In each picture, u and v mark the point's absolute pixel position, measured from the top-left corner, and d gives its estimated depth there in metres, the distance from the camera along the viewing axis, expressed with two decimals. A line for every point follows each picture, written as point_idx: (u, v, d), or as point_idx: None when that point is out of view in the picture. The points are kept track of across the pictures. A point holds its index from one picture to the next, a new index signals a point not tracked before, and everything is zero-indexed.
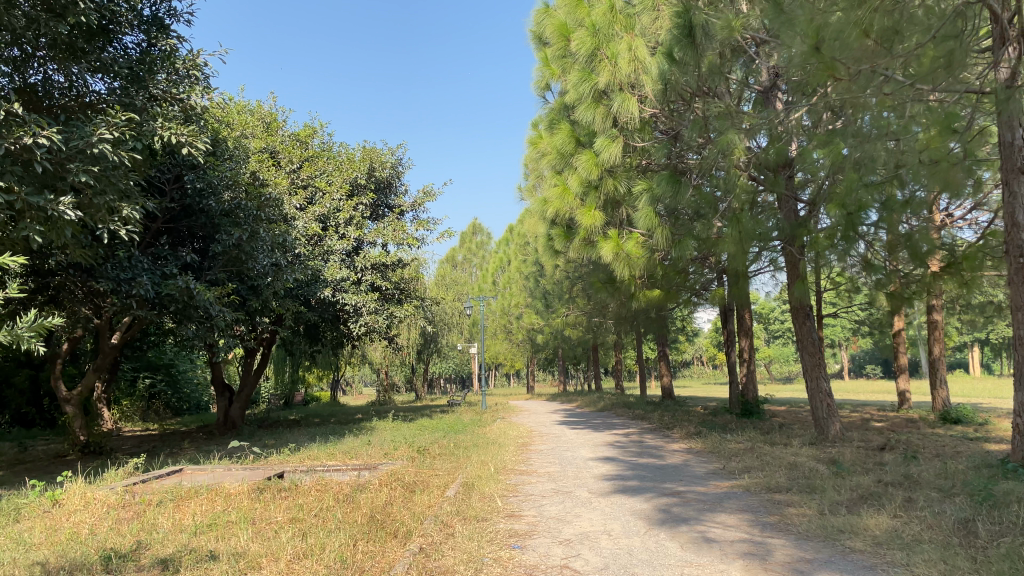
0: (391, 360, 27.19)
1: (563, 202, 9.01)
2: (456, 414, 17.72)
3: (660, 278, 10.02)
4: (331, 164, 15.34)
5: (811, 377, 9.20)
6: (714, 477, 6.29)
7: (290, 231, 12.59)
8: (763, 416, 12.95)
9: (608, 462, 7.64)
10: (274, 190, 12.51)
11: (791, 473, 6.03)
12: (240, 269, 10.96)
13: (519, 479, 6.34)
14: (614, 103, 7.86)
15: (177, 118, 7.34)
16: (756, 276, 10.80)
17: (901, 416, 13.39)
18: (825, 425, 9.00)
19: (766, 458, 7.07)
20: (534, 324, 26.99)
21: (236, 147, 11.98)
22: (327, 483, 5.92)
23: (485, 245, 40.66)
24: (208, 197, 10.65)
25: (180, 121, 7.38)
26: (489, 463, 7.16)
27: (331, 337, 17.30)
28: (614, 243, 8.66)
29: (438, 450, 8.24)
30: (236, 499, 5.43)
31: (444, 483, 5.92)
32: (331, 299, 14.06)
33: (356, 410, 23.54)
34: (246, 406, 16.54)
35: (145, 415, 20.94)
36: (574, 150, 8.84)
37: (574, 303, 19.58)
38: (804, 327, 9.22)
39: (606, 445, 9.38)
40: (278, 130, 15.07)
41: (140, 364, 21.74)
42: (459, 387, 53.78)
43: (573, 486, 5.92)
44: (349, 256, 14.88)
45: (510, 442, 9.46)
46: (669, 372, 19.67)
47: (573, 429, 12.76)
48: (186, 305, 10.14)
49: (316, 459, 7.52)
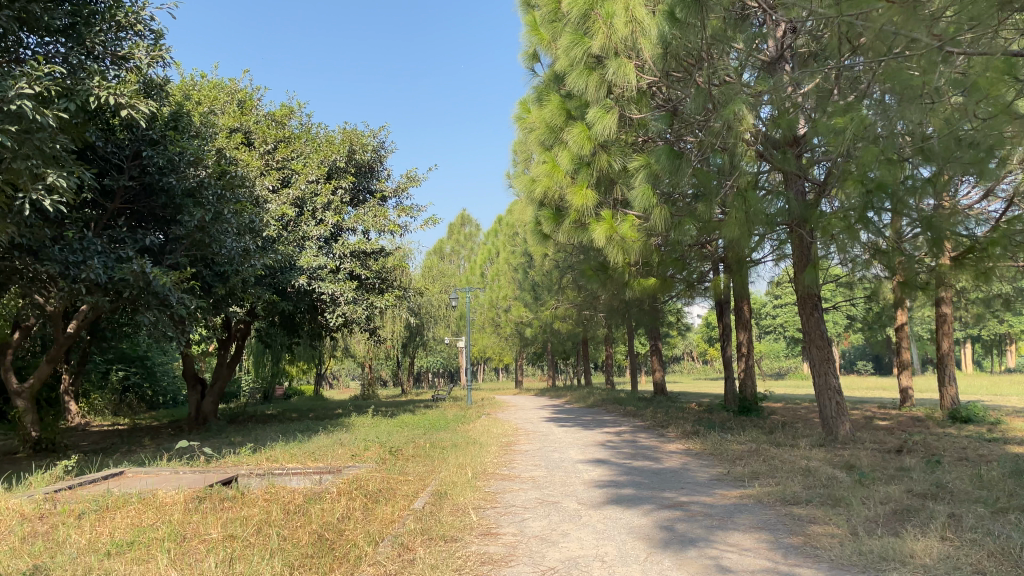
0: (375, 353, 26.42)
1: (552, 180, 8.30)
2: (441, 409, 17.06)
3: (656, 265, 9.30)
4: (308, 146, 14.58)
5: (818, 372, 8.52)
6: (720, 485, 5.56)
7: (262, 215, 11.81)
8: (762, 414, 12.29)
9: (599, 465, 6.92)
10: (245, 170, 11.72)
11: (807, 481, 5.32)
12: (205, 253, 10.19)
13: (500, 486, 5.62)
14: (609, 70, 7.16)
15: (113, 81, 6.71)
16: (757, 265, 10.11)
17: (905, 414, 12.75)
18: (834, 425, 8.32)
19: (776, 462, 6.36)
20: (523, 317, 26.27)
21: (203, 124, 11.16)
22: (278, 491, 5.17)
23: (474, 236, 39.91)
24: (168, 175, 9.82)
25: (120, 82, 6.71)
26: (466, 466, 6.42)
27: (309, 329, 16.52)
28: (607, 225, 7.94)
29: (412, 450, 7.50)
30: (169, 510, 4.68)
31: (413, 492, 5.17)
32: (307, 288, 13.32)
33: (338, 404, 22.83)
34: (219, 400, 15.75)
35: (118, 409, 20.16)
36: (564, 124, 8.11)
37: (564, 295, 18.83)
38: (812, 319, 8.56)
39: (597, 445, 8.66)
40: (252, 109, 14.28)
41: (114, 356, 20.99)
42: (447, 381, 53.05)
43: (561, 496, 5.18)
44: (326, 243, 14.12)
45: (493, 442, 8.73)
46: (661, 366, 18.97)
47: (562, 427, 12.03)
48: (143, 292, 9.38)
49: (274, 461, 6.75)
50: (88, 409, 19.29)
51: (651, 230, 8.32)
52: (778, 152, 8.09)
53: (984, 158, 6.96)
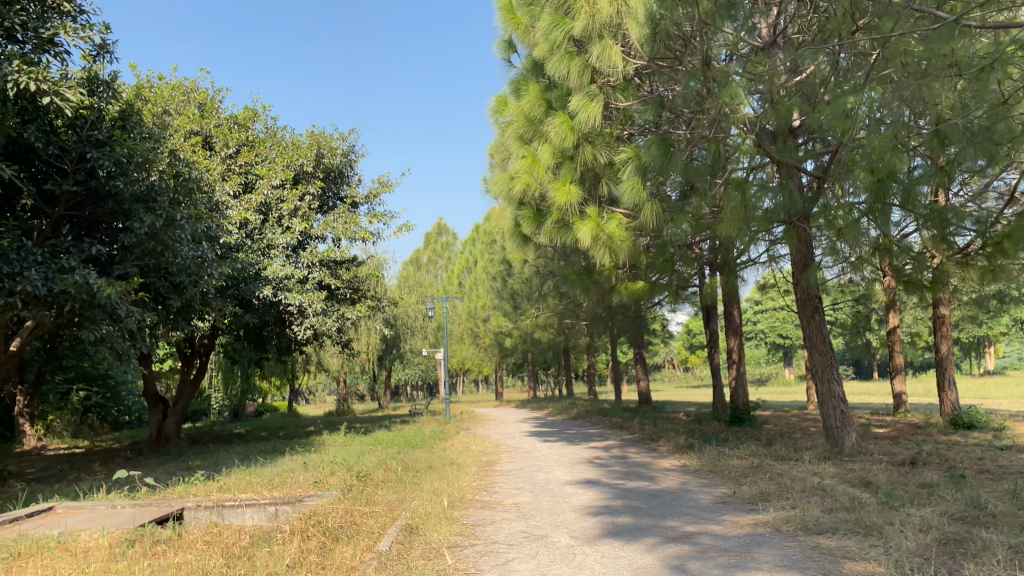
0: (350, 366, 25.60)
1: (532, 176, 7.65)
2: (418, 425, 16.32)
3: (644, 268, 8.68)
4: (273, 150, 13.87)
5: (820, 380, 7.95)
6: (728, 509, 4.91)
7: (220, 223, 11.08)
8: (754, 423, 11.72)
9: (589, 486, 6.27)
10: (204, 175, 10.99)
11: (827, 504, 4.70)
12: (157, 262, 9.43)
13: (480, 517, 4.93)
14: (592, 54, 6.57)
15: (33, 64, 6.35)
16: (748, 268, 9.52)
17: (901, 421, 12.23)
18: (839, 437, 7.73)
19: (785, 481, 5.74)
20: (502, 326, 25.56)
21: (154, 126, 10.43)
22: (221, 530, 4.44)
23: (451, 246, 39.30)
24: (116, 179, 9.06)
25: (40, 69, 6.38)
26: (442, 492, 5.73)
27: (278, 343, 15.71)
28: (593, 224, 7.30)
29: (382, 474, 6.81)
30: (88, 557, 3.92)
31: (380, 528, 4.48)
32: (273, 299, 12.57)
33: (312, 421, 21.94)
34: (182, 419, 14.88)
35: (79, 430, 19.18)
36: (544, 115, 7.48)
37: (546, 304, 18.20)
38: (813, 322, 8.02)
39: (585, 462, 8.02)
40: (214, 111, 13.56)
41: (75, 375, 20.01)
42: (426, 394, 52.04)
43: (549, 528, 4.51)
44: (293, 252, 13.38)
45: (472, 461, 8.04)
46: (645, 375, 18.37)
47: (545, 442, 11.37)
48: (88, 305, 8.54)
49: (226, 492, 6.00)
50: (46, 431, 18.30)
51: (640, 229, 7.71)
52: (776, 142, 7.41)
53: (999, 143, 6.43)
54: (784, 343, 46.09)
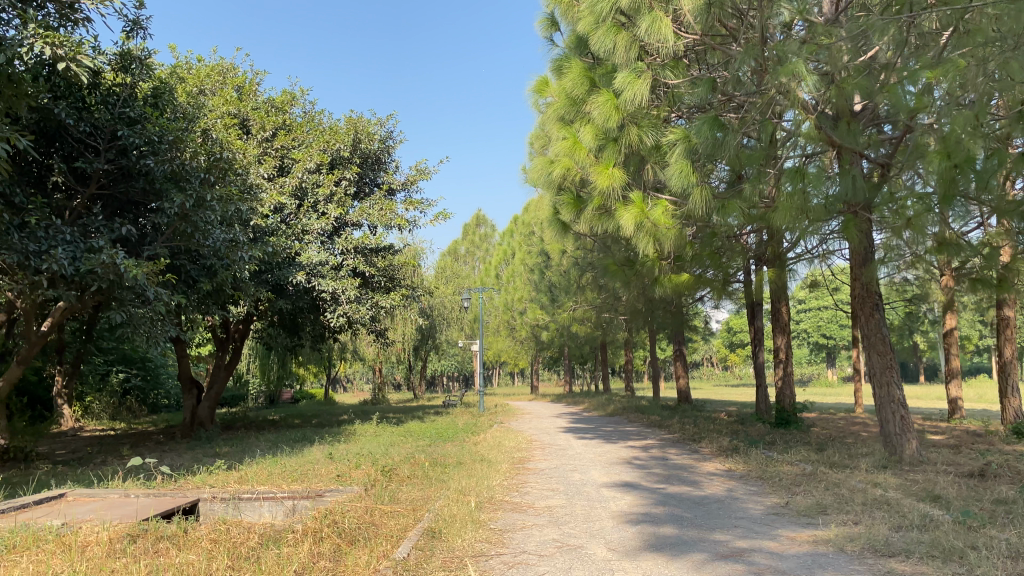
0: (385, 355, 25.46)
1: (573, 158, 7.22)
2: (451, 417, 16.04)
3: (690, 259, 8.20)
4: (311, 134, 13.64)
5: (879, 383, 7.43)
6: (782, 523, 4.46)
7: (253, 206, 10.86)
8: (801, 426, 11.16)
9: (628, 489, 5.87)
10: (237, 156, 10.77)
11: (895, 521, 4.23)
12: (187, 244, 9.22)
13: (509, 521, 4.55)
14: (641, 27, 6.12)
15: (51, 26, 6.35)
16: (799, 263, 8.97)
17: (959, 428, 11.54)
18: (898, 445, 7.19)
19: (843, 492, 5.24)
20: (538, 319, 25.15)
21: (187, 106, 10.23)
22: (230, 528, 4.13)
23: (489, 237, 39.02)
24: (146, 157, 8.85)
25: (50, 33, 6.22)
26: (470, 492, 5.38)
27: (312, 330, 15.53)
28: (636, 210, 6.87)
29: (408, 469, 6.49)
30: (85, 553, 3.64)
31: (399, 531, 4.13)
32: (306, 285, 12.36)
33: (345, 410, 21.82)
34: (215, 404, 14.78)
35: (117, 412, 19.34)
36: (587, 94, 7.05)
37: (583, 296, 17.73)
38: (872, 321, 7.47)
39: (622, 462, 7.60)
40: (251, 94, 13.39)
41: (115, 357, 20.19)
42: (462, 385, 51.89)
43: (584, 537, 4.12)
44: (328, 238, 13.15)
45: (504, 458, 7.67)
46: (685, 373, 17.83)
47: (581, 439, 10.96)
48: (116, 285, 8.36)
49: (245, 483, 5.73)
50: (84, 412, 18.45)
51: (687, 217, 7.24)
52: (839, 124, 6.83)
53: None
54: (829, 343, 44.95)
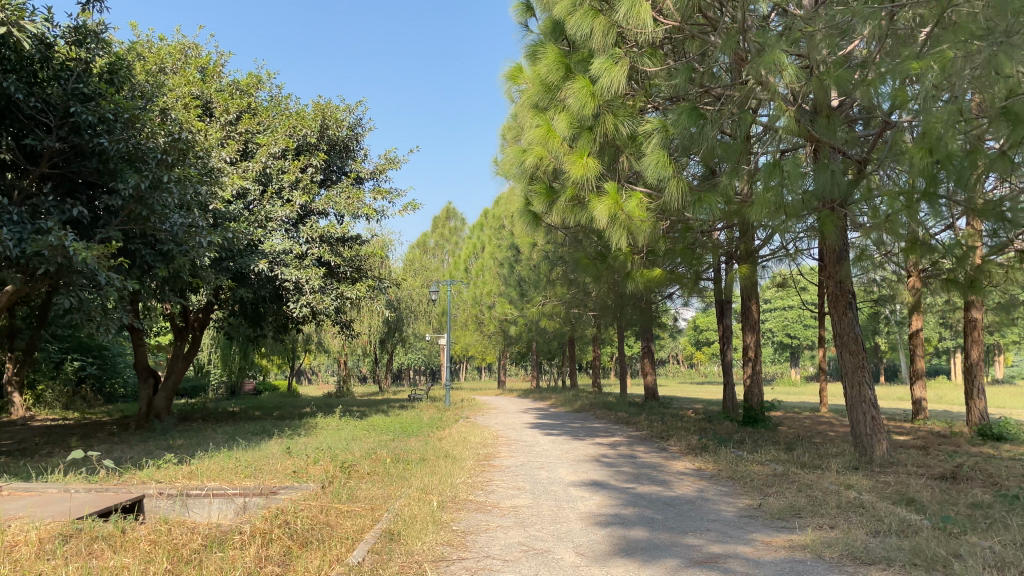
0: (351, 348, 25.07)
1: (546, 147, 7.01)
2: (416, 411, 15.76)
3: (663, 254, 8.04)
4: (277, 119, 13.25)
5: (851, 383, 7.35)
6: (756, 526, 4.30)
7: (213, 190, 10.46)
8: (769, 425, 11.10)
9: (596, 489, 5.69)
10: (198, 138, 10.39)
11: (872, 525, 4.10)
12: (142, 227, 8.81)
13: (472, 523, 4.33)
14: (619, 11, 5.91)
15: None
16: (773, 261, 8.85)
17: (924, 429, 11.58)
18: (868, 445, 7.13)
19: (817, 494, 5.10)
20: (507, 314, 24.95)
21: (145, 84, 9.82)
22: (172, 527, 3.86)
23: (459, 231, 38.70)
24: (101, 135, 8.43)
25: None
26: (432, 490, 5.14)
27: (275, 321, 15.13)
28: (610, 201, 6.67)
29: (369, 465, 6.23)
30: (9, 554, 3.34)
31: (355, 532, 3.89)
32: (268, 274, 11.99)
33: (308, 402, 21.43)
34: (172, 395, 14.32)
35: (70, 402, 18.72)
36: (562, 81, 6.84)
37: (553, 291, 17.55)
38: (845, 320, 7.40)
39: (590, 460, 7.42)
40: (215, 76, 12.95)
41: (69, 345, 19.55)
42: (428, 378, 51.50)
43: (552, 540, 3.92)
44: (293, 226, 12.78)
45: (469, 454, 7.45)
46: (653, 370, 17.76)
47: (548, 435, 10.78)
48: (65, 269, 7.94)
49: (195, 479, 5.43)
50: (35, 400, 17.85)
51: (662, 210, 7.07)
52: (818, 118, 6.69)
53: None
54: (793, 342, 45.45)
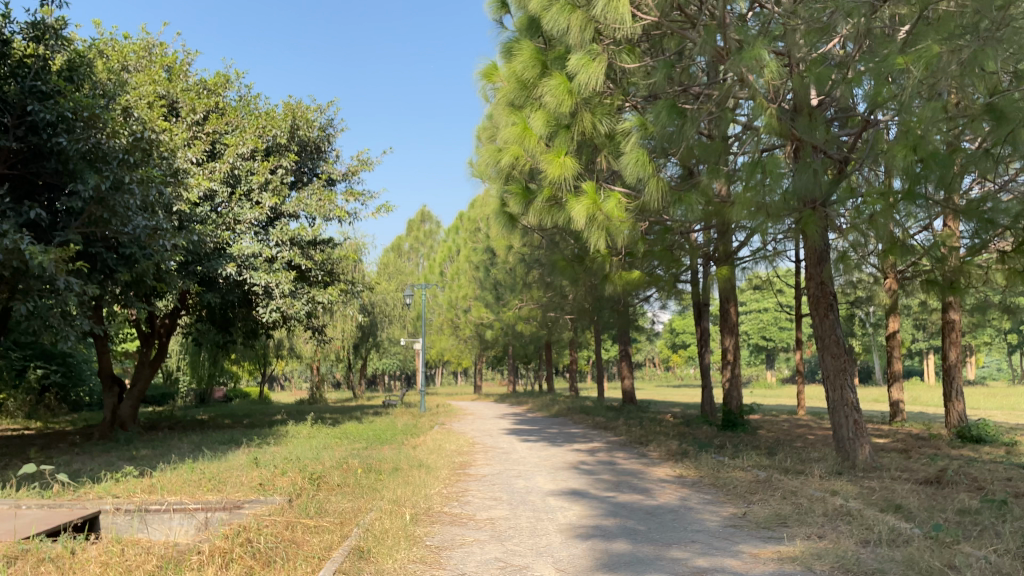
0: (324, 353, 24.67)
1: (522, 146, 6.81)
2: (391, 418, 15.49)
3: (642, 255, 7.88)
4: (245, 118, 12.92)
5: (832, 387, 7.26)
6: (742, 537, 4.13)
7: (178, 191, 10.14)
8: (748, 428, 11.01)
9: (576, 498, 5.50)
10: (162, 138, 10.08)
11: (862, 535, 3.95)
12: (104, 230, 8.47)
13: (446, 537, 4.12)
14: (596, 6, 5.75)
15: None
16: (749, 263, 8.76)
17: (903, 432, 11.54)
18: (851, 450, 7.03)
19: (803, 502, 4.96)
20: (483, 318, 24.72)
21: (106, 82, 9.49)
22: (124, 548, 3.60)
23: (434, 234, 38.42)
24: (59, 134, 8.08)
25: None
26: (405, 502, 4.92)
27: (244, 326, 14.77)
28: (589, 201, 6.49)
29: (339, 475, 5.99)
30: None
31: (323, 550, 3.66)
32: (237, 278, 11.67)
33: (279, 409, 21.02)
34: (138, 403, 13.91)
35: (34, 410, 18.16)
36: (538, 78, 6.66)
37: (529, 294, 17.38)
38: (826, 322, 7.31)
39: (569, 467, 7.24)
40: (181, 75, 12.62)
41: (33, 352, 19.00)
42: (404, 383, 51.09)
43: (530, 556, 3.72)
44: (263, 230, 12.46)
45: (444, 463, 7.23)
46: (630, 374, 17.63)
47: (525, 441, 10.59)
48: (20, 274, 7.58)
49: (154, 493, 5.15)
50: None
51: (641, 210, 6.91)
52: (799, 117, 6.57)
53: None
54: (767, 345, 45.67)
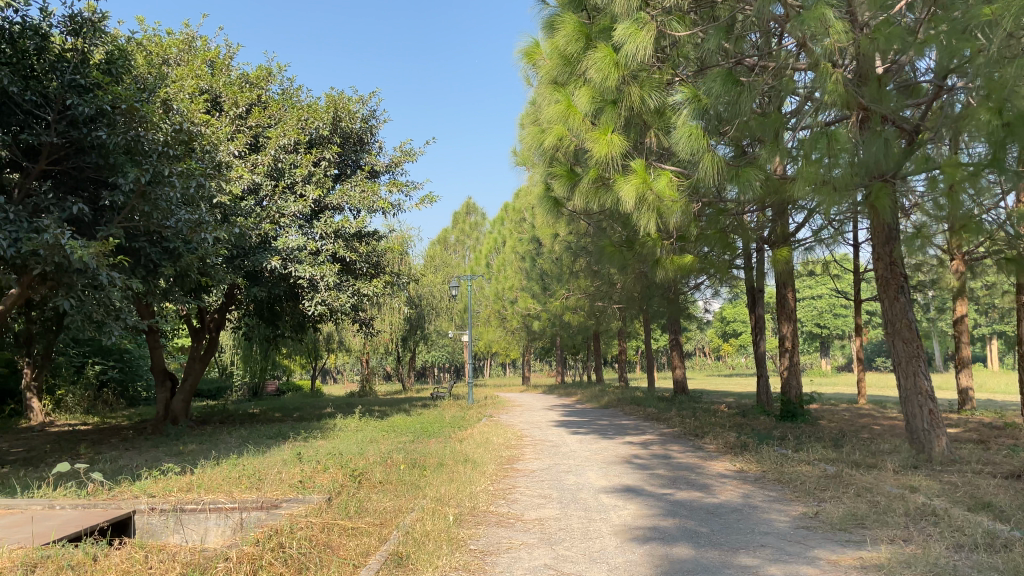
0: (372, 346, 24.67)
1: (567, 125, 6.47)
2: (438, 410, 15.29)
3: (696, 238, 7.46)
4: (287, 111, 12.81)
5: (905, 374, 6.77)
6: (817, 541, 3.76)
7: (220, 183, 10.05)
8: (809, 418, 10.50)
9: (630, 495, 5.18)
10: (202, 130, 10.01)
11: (954, 540, 3.54)
12: (146, 224, 8.39)
13: (492, 540, 3.84)
14: None
15: None
16: (811, 245, 8.27)
17: (977, 421, 10.86)
18: (927, 442, 6.54)
19: (879, 500, 4.54)
20: (530, 309, 24.37)
21: (146, 75, 9.42)
22: (149, 555, 3.39)
23: (480, 226, 38.21)
24: (99, 129, 8.00)
25: None
26: (449, 501, 4.65)
27: (292, 320, 14.75)
28: (638, 180, 6.12)
29: (382, 472, 5.76)
30: None
31: (358, 556, 3.40)
32: (281, 271, 11.59)
33: (329, 402, 21.09)
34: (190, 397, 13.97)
35: (92, 405, 18.49)
36: (582, 51, 6.32)
37: (576, 283, 16.98)
38: (897, 306, 6.81)
39: (622, 461, 6.89)
40: (223, 69, 12.58)
41: (90, 348, 19.37)
42: (452, 376, 51.18)
43: (584, 561, 3.42)
44: (307, 223, 12.34)
45: (491, 457, 6.95)
46: (682, 364, 17.11)
47: (575, 434, 10.26)
48: (63, 269, 7.51)
49: (192, 492, 4.99)
50: (56, 405, 17.63)
51: (695, 189, 6.51)
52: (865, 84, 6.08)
53: None
54: (824, 332, 44.26)
